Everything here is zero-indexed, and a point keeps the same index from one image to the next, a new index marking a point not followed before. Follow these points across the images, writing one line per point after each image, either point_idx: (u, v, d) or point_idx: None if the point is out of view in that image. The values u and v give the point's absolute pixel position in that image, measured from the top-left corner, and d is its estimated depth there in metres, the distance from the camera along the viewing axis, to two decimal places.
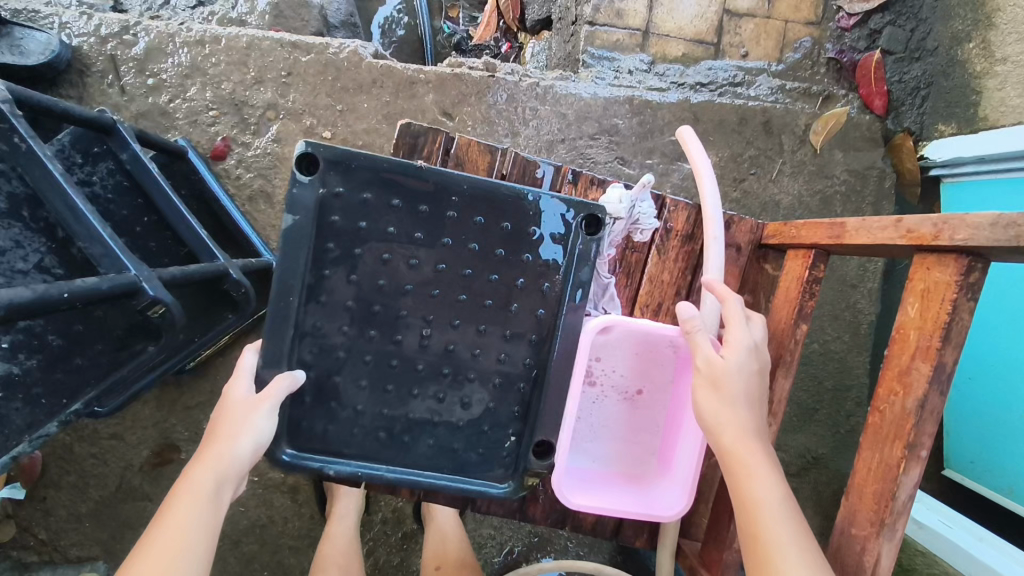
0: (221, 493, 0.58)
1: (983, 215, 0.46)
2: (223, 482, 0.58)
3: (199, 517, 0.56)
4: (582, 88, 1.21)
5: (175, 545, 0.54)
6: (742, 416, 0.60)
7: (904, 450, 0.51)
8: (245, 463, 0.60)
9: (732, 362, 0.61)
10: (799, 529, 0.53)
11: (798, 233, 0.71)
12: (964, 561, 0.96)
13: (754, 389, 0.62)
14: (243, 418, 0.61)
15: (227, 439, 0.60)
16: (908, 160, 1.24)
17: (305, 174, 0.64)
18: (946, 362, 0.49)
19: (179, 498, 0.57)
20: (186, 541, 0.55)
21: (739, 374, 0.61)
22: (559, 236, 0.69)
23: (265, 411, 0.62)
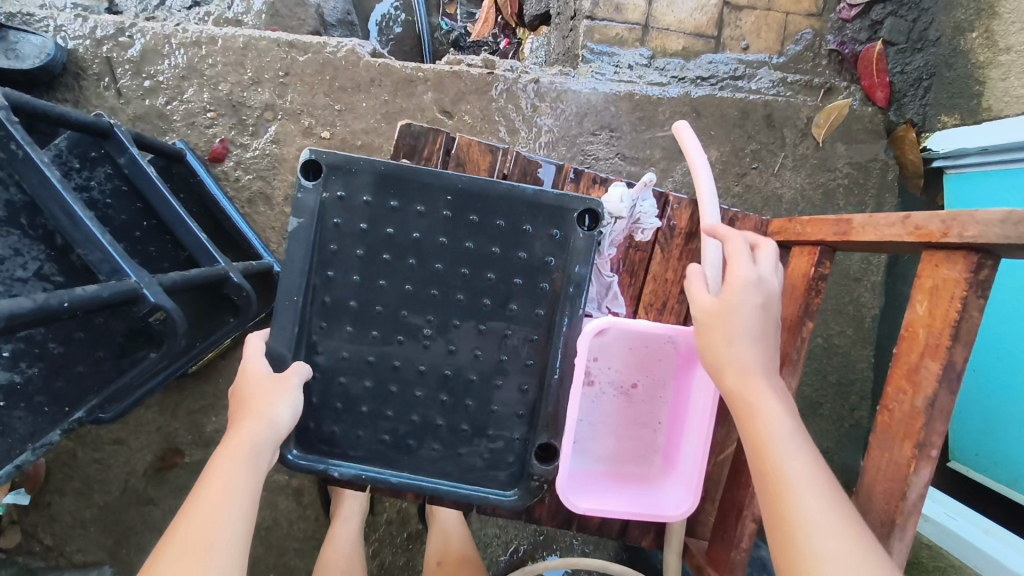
0: (256, 465, 0.57)
1: (992, 212, 0.46)
2: (258, 454, 0.58)
3: (239, 484, 0.55)
4: (581, 84, 1.20)
5: (220, 510, 0.53)
6: (746, 352, 0.58)
7: (914, 450, 0.50)
8: (275, 437, 0.60)
9: (729, 299, 0.59)
10: (810, 465, 0.51)
11: (803, 230, 0.70)
12: (970, 554, 0.95)
13: (762, 324, 0.58)
14: (269, 395, 0.62)
15: (256, 414, 0.60)
16: (910, 152, 1.23)
17: (310, 179, 0.66)
18: (956, 360, 0.49)
19: (215, 470, 0.56)
20: (229, 507, 0.54)
21: (738, 308, 0.58)
22: (558, 234, 0.67)
23: (288, 390, 0.63)
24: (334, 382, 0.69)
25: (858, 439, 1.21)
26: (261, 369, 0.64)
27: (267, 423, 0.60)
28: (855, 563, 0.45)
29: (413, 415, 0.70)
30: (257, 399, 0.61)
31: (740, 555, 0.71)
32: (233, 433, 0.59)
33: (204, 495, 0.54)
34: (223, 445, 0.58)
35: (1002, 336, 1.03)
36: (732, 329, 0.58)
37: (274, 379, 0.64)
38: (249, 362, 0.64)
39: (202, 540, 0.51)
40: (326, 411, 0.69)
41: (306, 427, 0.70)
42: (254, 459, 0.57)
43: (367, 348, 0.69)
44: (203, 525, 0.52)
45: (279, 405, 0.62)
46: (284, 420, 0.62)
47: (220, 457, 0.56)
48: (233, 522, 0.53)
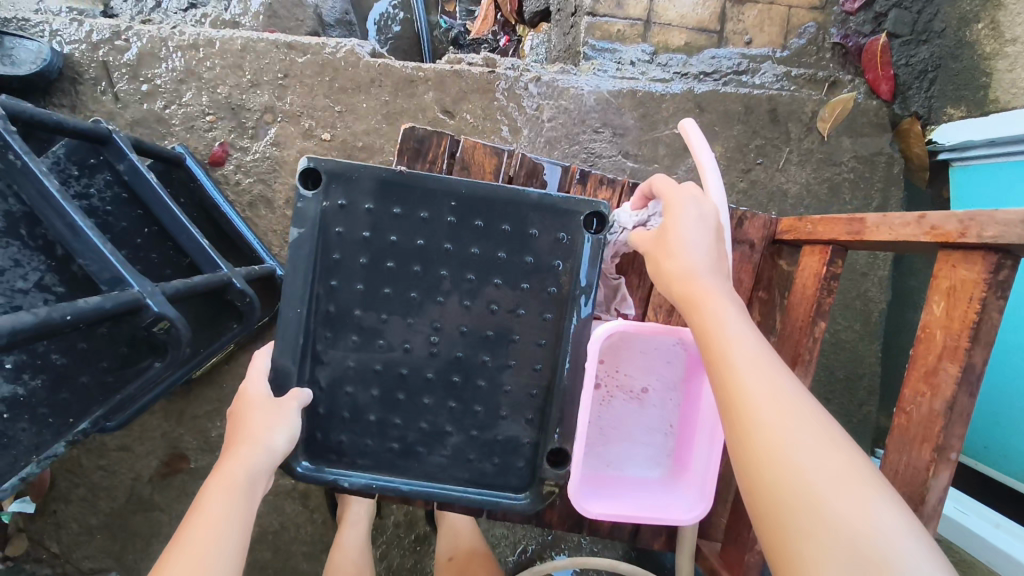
0: (250, 496, 0.57)
1: (1012, 212, 0.45)
2: (251, 484, 0.57)
3: (231, 515, 0.54)
4: (583, 81, 1.19)
5: (212, 528, 0.53)
6: (692, 259, 0.58)
7: (933, 453, 0.50)
8: (270, 465, 0.60)
9: (670, 218, 0.61)
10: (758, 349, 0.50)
11: (815, 228, 0.69)
12: (982, 548, 0.95)
13: (700, 232, 0.60)
14: (266, 421, 0.61)
15: (251, 441, 0.60)
16: (916, 145, 1.22)
17: (309, 188, 0.66)
18: (975, 362, 0.48)
19: (208, 500, 0.55)
20: (221, 528, 0.53)
21: (679, 224, 0.60)
22: (565, 238, 0.66)
23: (285, 413, 0.63)
24: (341, 390, 0.68)
25: (867, 434, 1.21)
26: (258, 392, 0.64)
27: (262, 450, 0.59)
28: (794, 426, 0.44)
29: (421, 422, 0.69)
30: (256, 426, 0.61)
31: (754, 557, 0.70)
32: (227, 460, 0.58)
33: (195, 526, 0.53)
34: (218, 474, 0.57)
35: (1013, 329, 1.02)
36: (677, 243, 0.60)
37: (271, 403, 0.63)
38: (247, 386, 0.63)
39: (192, 560, 0.50)
40: (333, 419, 0.69)
41: (314, 436, 0.69)
42: (247, 489, 0.57)
43: (373, 355, 0.68)
44: (192, 558, 0.50)
45: (275, 431, 0.61)
46: (279, 446, 0.61)
47: (213, 486, 0.56)
48: (224, 553, 0.52)
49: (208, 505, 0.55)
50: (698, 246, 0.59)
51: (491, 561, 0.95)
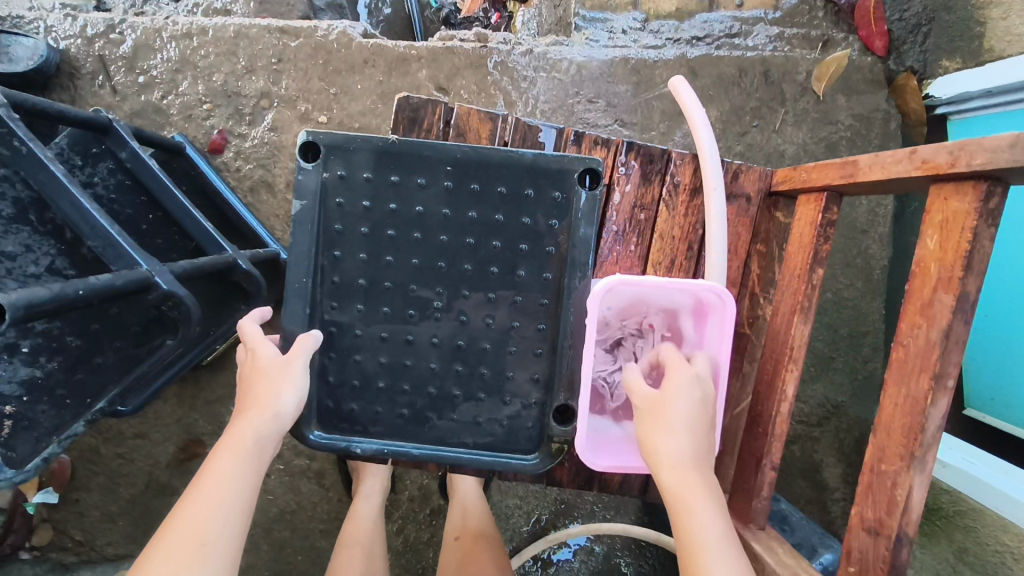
0: (256, 459, 0.58)
1: (1000, 137, 0.45)
2: (260, 447, 0.58)
3: (236, 479, 0.56)
4: (576, 52, 1.19)
5: (219, 492, 0.54)
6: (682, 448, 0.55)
7: (930, 382, 0.50)
8: (279, 427, 0.60)
9: (670, 393, 0.56)
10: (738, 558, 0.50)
11: (809, 176, 0.69)
12: (986, 494, 0.96)
13: (695, 418, 0.56)
14: (274, 383, 0.62)
15: (261, 404, 0.60)
16: (913, 101, 1.21)
17: (310, 160, 0.67)
18: (969, 291, 0.49)
19: (217, 463, 0.56)
20: (227, 491, 0.55)
21: (676, 404, 0.56)
22: (561, 197, 0.67)
23: (293, 376, 0.63)
24: (349, 357, 0.70)
25: (872, 390, 1.21)
26: (265, 354, 0.63)
27: (271, 413, 0.60)
28: None
29: (429, 387, 0.70)
30: (262, 389, 0.61)
31: (761, 503, 0.72)
32: (237, 424, 0.59)
33: (203, 487, 0.54)
34: (227, 436, 0.58)
35: (1008, 284, 1.05)
36: (667, 422, 0.56)
37: (280, 366, 0.63)
38: (256, 347, 0.63)
39: (198, 523, 0.52)
40: (343, 389, 0.70)
41: (326, 405, 0.71)
42: (255, 451, 0.58)
43: (379, 322, 0.69)
44: (197, 520, 0.52)
45: (284, 394, 0.62)
46: (287, 409, 0.61)
47: (223, 450, 0.57)
48: (226, 515, 0.54)
49: (216, 467, 0.56)
50: (691, 433, 0.56)
51: (498, 543, 0.96)
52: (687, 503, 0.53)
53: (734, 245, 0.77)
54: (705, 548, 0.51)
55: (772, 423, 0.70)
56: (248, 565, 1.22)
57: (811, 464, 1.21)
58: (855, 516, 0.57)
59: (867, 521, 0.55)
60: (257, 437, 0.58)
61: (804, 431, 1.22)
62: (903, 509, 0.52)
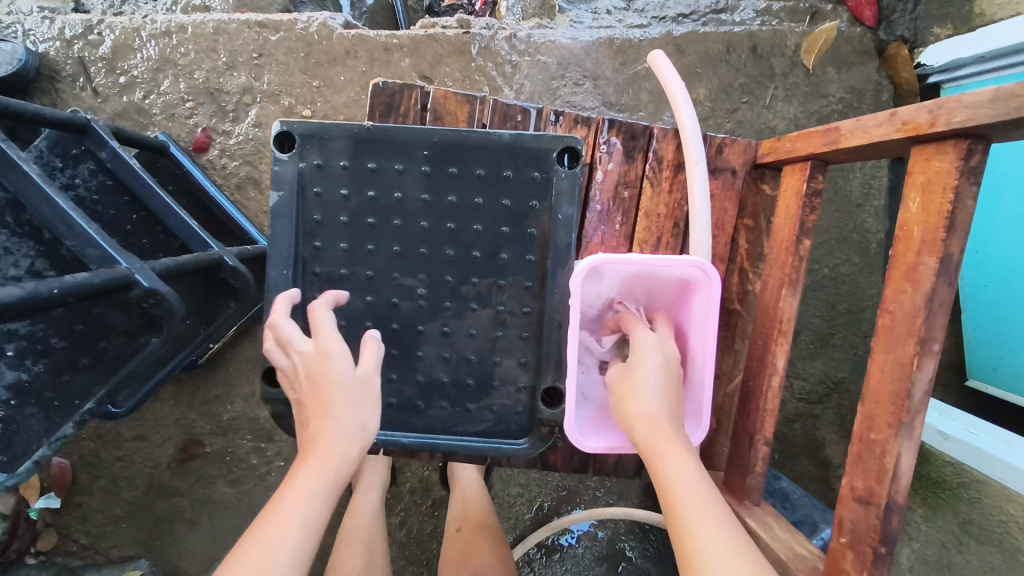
0: (339, 483, 0.50)
1: (979, 92, 0.44)
2: (338, 482, 0.51)
3: (320, 500, 0.48)
4: (560, 34, 1.18)
5: (295, 508, 0.47)
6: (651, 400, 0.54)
7: (916, 346, 0.49)
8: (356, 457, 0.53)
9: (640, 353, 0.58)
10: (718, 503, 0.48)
11: (793, 146, 0.68)
12: (993, 467, 0.94)
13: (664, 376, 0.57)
14: (357, 395, 0.55)
15: (339, 425, 0.53)
16: (904, 71, 1.19)
17: (285, 151, 0.66)
18: (953, 253, 0.47)
19: (300, 479, 0.49)
20: (307, 511, 0.47)
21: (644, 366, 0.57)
22: (541, 177, 0.66)
23: (371, 399, 0.56)
24: None
25: None
26: (345, 363, 0.56)
27: (355, 429, 0.53)
28: None
29: (416, 375, 0.70)
30: (347, 399, 0.54)
31: (755, 479, 0.71)
32: (314, 450, 0.51)
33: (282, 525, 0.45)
34: (312, 454, 0.50)
35: (994, 257, 1.04)
36: (634, 382, 0.56)
37: (363, 384, 0.56)
38: (338, 354, 0.55)
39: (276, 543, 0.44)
40: None
41: None
42: (334, 489, 0.50)
43: (362, 312, 0.68)
44: (278, 540, 0.44)
45: (363, 416, 0.54)
46: (365, 439, 0.54)
47: (297, 480, 0.49)
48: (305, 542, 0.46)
49: (290, 502, 0.47)
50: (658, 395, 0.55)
51: (499, 531, 0.96)
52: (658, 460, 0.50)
53: (721, 221, 0.76)
54: (681, 485, 0.48)
55: (764, 398, 0.69)
56: None
57: (813, 442, 1.20)
58: (846, 487, 0.56)
59: (857, 491, 0.54)
60: (336, 469, 0.51)
61: (805, 409, 1.21)
62: (893, 477, 0.51)
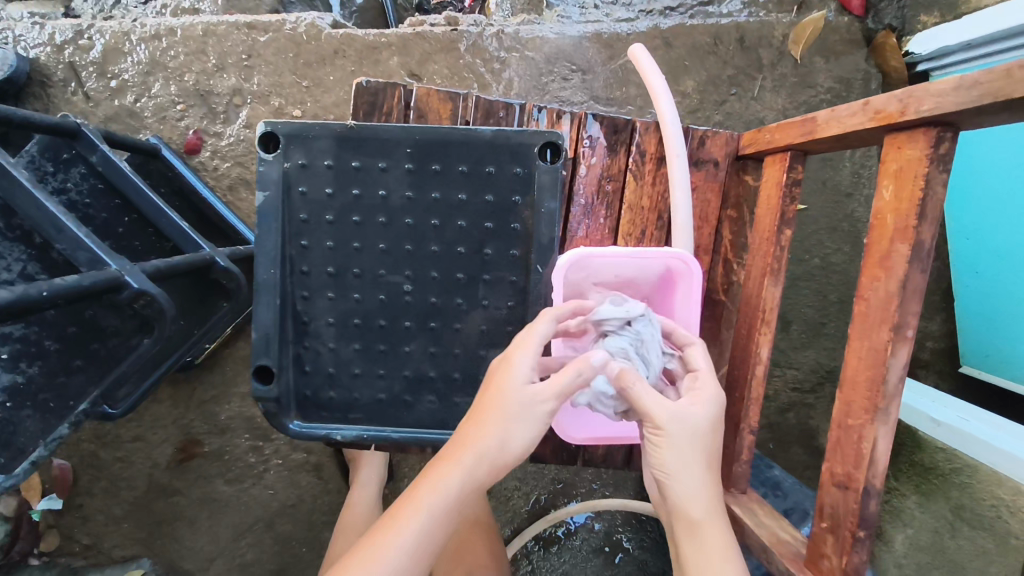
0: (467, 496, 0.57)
1: (944, 82, 0.46)
2: (466, 491, 0.57)
3: (444, 509, 0.56)
4: (547, 29, 1.18)
5: (418, 513, 0.55)
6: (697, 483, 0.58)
7: (890, 333, 0.51)
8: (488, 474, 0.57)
9: (693, 419, 0.57)
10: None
11: (773, 137, 0.69)
12: (972, 446, 0.94)
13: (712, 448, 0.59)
14: (507, 416, 0.57)
15: (483, 442, 0.56)
16: (893, 59, 1.18)
17: (270, 151, 0.67)
18: (924, 239, 0.49)
19: (428, 486, 0.56)
20: (426, 514, 0.55)
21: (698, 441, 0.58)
22: (523, 172, 0.67)
23: (529, 421, 0.57)
24: (322, 347, 0.71)
25: None
26: (519, 382, 0.57)
27: (499, 448, 0.57)
28: None
29: (405, 370, 0.71)
30: (498, 420, 0.57)
31: (741, 467, 0.72)
32: (449, 463, 0.57)
33: (406, 528, 0.54)
34: (447, 465, 0.56)
35: (984, 241, 1.05)
36: (684, 460, 0.58)
37: (525, 405, 0.57)
38: (510, 373, 0.57)
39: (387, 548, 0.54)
40: (319, 377, 0.71)
41: (304, 394, 0.72)
42: (460, 497, 0.56)
43: (350, 309, 0.70)
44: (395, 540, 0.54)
45: (512, 437, 0.57)
46: (507, 458, 0.57)
47: (431, 485, 0.56)
48: (415, 544, 0.54)
49: (418, 507, 0.55)
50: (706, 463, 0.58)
51: (492, 527, 0.97)
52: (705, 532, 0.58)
53: (704, 213, 0.77)
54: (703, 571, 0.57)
55: (748, 387, 0.70)
56: (253, 560, 1.24)
57: (807, 430, 1.21)
58: (826, 472, 0.57)
59: (836, 475, 0.56)
60: (468, 481, 0.57)
61: (798, 398, 1.22)
62: (870, 462, 0.53)
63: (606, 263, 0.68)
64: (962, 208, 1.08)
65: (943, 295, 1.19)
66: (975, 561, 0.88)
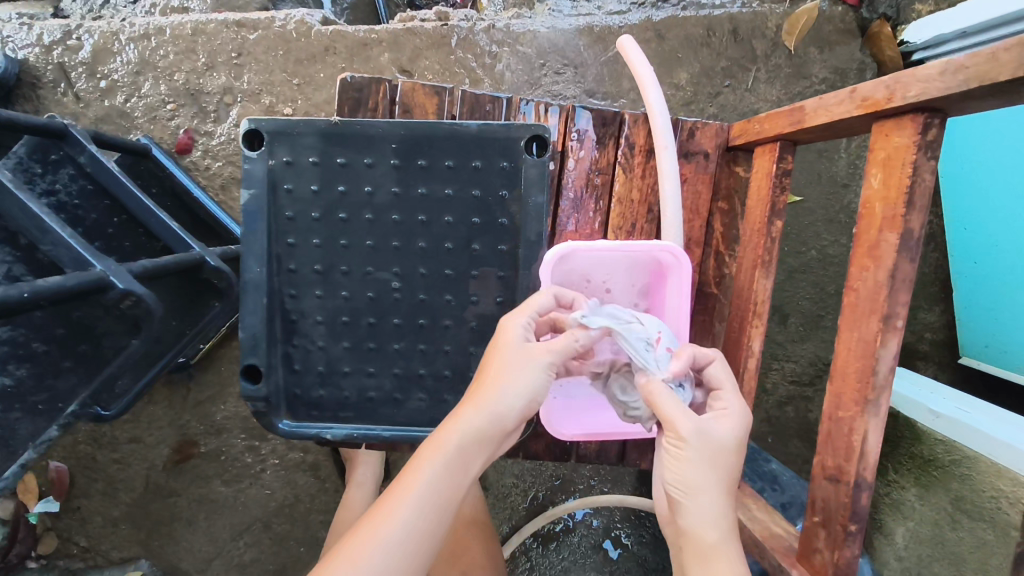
0: (467, 459, 0.55)
1: (930, 67, 0.45)
2: (467, 451, 0.55)
3: (444, 473, 0.54)
4: (539, 23, 1.17)
5: (417, 475, 0.53)
6: (716, 504, 0.56)
7: (880, 323, 0.50)
8: (490, 428, 0.56)
9: (722, 437, 0.56)
10: None
11: (762, 127, 0.68)
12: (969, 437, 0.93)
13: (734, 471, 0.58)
14: (506, 366, 0.57)
15: (486, 397, 0.56)
16: (887, 48, 1.16)
17: (255, 149, 0.66)
18: (913, 227, 0.48)
19: (428, 450, 0.55)
20: (424, 477, 0.53)
21: (724, 459, 0.56)
22: (510, 166, 0.66)
23: (532, 371, 0.57)
24: (310, 345, 0.70)
25: None
26: (518, 339, 0.59)
27: (497, 399, 0.56)
28: None
29: (394, 368, 0.71)
30: (496, 369, 0.57)
31: None
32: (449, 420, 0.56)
33: (406, 495, 0.52)
34: (447, 422, 0.56)
35: (981, 231, 1.04)
36: (707, 477, 0.56)
37: (523, 354, 0.58)
38: (508, 330, 0.59)
39: (383, 516, 0.51)
40: (309, 376, 0.71)
41: (293, 393, 0.71)
42: (461, 459, 0.55)
43: (338, 306, 0.69)
44: (391, 504, 0.52)
45: (515, 390, 0.57)
46: (508, 410, 0.56)
47: (433, 446, 0.54)
48: (413, 509, 0.52)
49: (417, 472, 0.53)
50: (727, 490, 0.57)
51: (487, 525, 0.96)
52: (715, 559, 0.55)
53: (695, 205, 0.76)
54: None
55: (741, 380, 0.69)
56: (252, 559, 1.24)
57: (806, 423, 1.21)
58: (817, 465, 0.57)
59: (827, 469, 0.56)
60: (467, 435, 0.55)
61: (797, 391, 1.21)
62: (860, 454, 0.52)
63: (592, 259, 0.68)
64: (960, 197, 1.07)
65: (942, 285, 1.18)
66: (976, 552, 0.87)
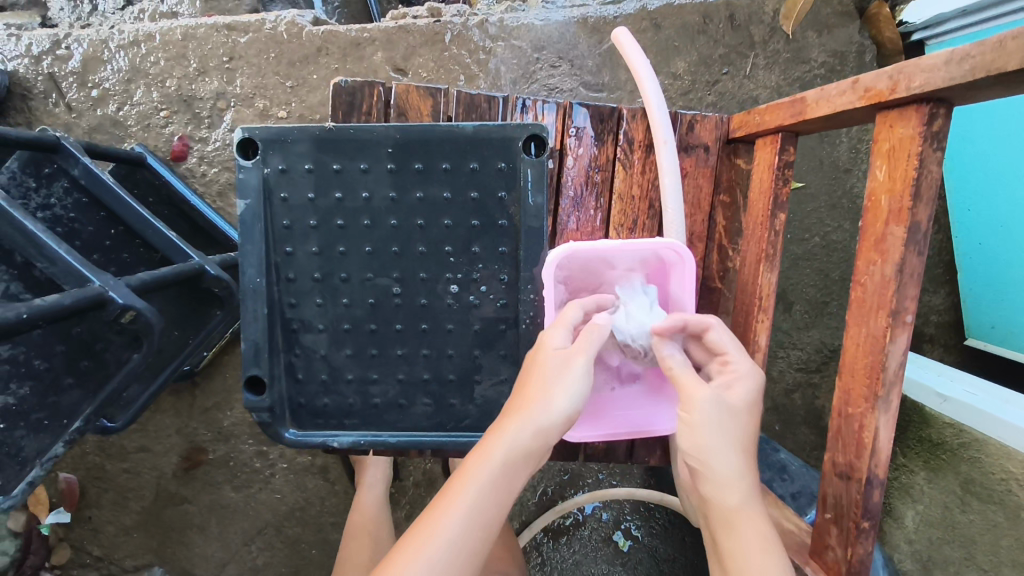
0: (513, 473, 0.56)
1: (935, 56, 0.45)
2: (512, 463, 0.56)
3: (491, 485, 0.55)
4: (532, 16, 1.15)
5: (463, 483, 0.55)
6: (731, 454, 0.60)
7: (888, 319, 0.50)
8: (531, 440, 0.57)
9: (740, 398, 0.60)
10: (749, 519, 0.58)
11: (762, 119, 0.67)
12: (976, 419, 0.92)
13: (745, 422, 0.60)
14: (548, 379, 0.58)
15: (530, 405, 0.58)
16: (886, 29, 1.14)
17: (249, 157, 0.65)
18: (920, 221, 0.48)
19: (473, 461, 0.57)
20: (470, 488, 0.55)
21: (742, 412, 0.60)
22: (507, 167, 0.65)
23: (565, 380, 0.58)
24: (314, 354, 0.70)
25: None
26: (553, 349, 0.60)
27: (542, 412, 0.57)
28: None
29: (398, 374, 0.70)
30: (538, 384, 0.58)
31: None
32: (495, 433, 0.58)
33: (454, 504, 0.54)
34: (490, 435, 0.58)
35: (983, 211, 1.03)
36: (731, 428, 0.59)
37: (561, 362, 0.59)
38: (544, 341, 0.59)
39: (431, 525, 0.53)
40: (312, 385, 0.70)
41: (298, 403, 0.71)
42: (507, 472, 0.56)
43: (339, 314, 0.69)
44: (440, 511, 0.54)
45: (557, 403, 0.58)
46: (552, 423, 0.57)
47: (478, 458, 0.56)
48: (458, 516, 0.53)
49: (464, 481, 0.55)
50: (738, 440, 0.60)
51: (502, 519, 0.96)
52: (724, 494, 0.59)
53: (695, 199, 0.75)
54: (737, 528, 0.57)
55: None
56: (264, 563, 1.24)
57: (814, 411, 1.20)
58: (828, 461, 0.57)
59: (838, 466, 0.55)
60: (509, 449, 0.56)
61: (803, 378, 1.20)
62: (870, 451, 0.52)
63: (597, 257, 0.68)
64: (963, 179, 1.06)
65: (947, 269, 1.17)
66: (985, 535, 0.86)
